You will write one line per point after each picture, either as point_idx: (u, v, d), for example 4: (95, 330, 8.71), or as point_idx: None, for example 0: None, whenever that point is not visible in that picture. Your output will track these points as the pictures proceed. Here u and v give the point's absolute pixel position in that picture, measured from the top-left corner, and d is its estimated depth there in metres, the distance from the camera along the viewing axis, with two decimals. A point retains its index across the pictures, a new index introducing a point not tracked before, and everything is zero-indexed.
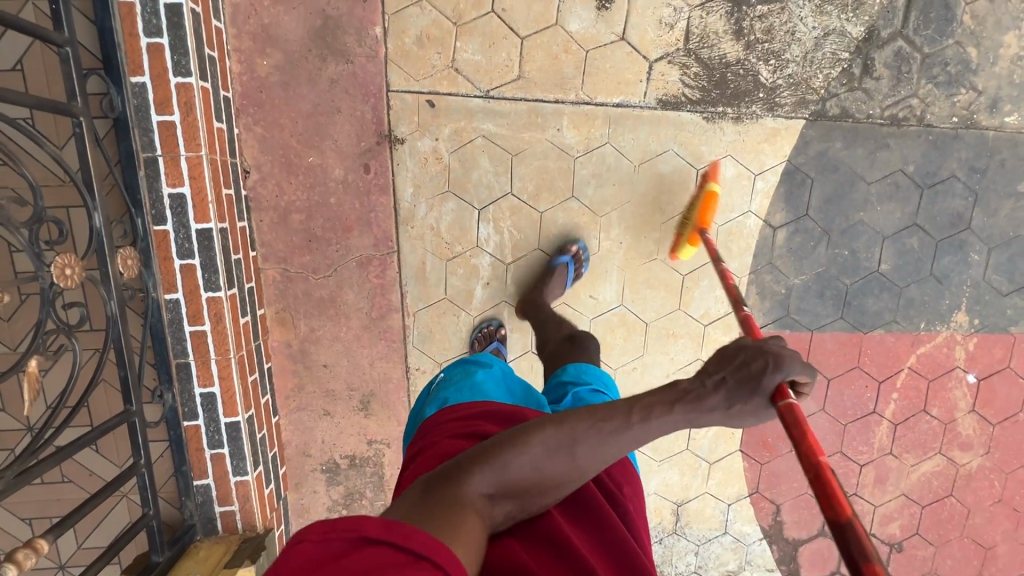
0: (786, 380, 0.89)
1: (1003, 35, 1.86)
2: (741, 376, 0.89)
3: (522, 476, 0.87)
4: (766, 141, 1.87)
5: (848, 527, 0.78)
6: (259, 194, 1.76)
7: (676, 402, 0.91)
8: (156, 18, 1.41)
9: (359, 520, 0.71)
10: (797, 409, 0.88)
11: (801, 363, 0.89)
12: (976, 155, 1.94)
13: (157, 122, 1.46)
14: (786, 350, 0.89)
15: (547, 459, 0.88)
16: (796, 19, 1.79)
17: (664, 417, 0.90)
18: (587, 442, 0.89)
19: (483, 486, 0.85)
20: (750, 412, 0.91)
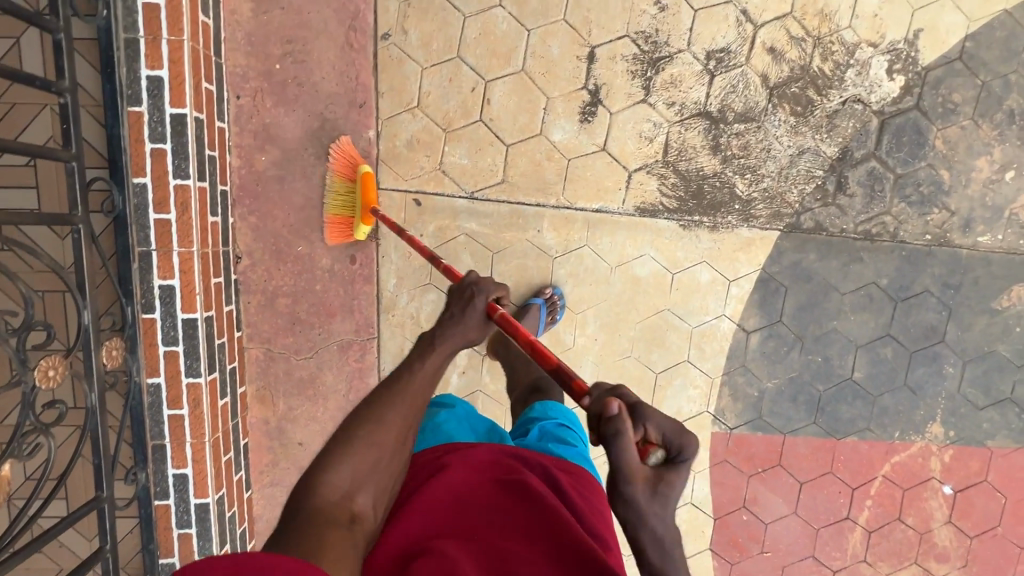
0: (490, 297, 1.08)
1: (975, 159, 1.92)
2: (460, 305, 1.07)
3: (363, 461, 0.90)
4: (741, 249, 1.93)
5: (557, 366, 0.94)
6: (248, 278, 1.84)
7: (425, 347, 1.01)
8: (162, 125, 1.52)
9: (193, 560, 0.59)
10: (505, 315, 1.06)
11: (494, 281, 1.10)
12: (949, 271, 1.98)
13: (154, 220, 1.55)
14: (478, 278, 1.09)
15: (378, 431, 0.93)
16: (771, 138, 1.87)
17: (428, 365, 1.00)
18: (392, 401, 0.96)
19: (333, 487, 0.87)
20: (472, 327, 1.05)
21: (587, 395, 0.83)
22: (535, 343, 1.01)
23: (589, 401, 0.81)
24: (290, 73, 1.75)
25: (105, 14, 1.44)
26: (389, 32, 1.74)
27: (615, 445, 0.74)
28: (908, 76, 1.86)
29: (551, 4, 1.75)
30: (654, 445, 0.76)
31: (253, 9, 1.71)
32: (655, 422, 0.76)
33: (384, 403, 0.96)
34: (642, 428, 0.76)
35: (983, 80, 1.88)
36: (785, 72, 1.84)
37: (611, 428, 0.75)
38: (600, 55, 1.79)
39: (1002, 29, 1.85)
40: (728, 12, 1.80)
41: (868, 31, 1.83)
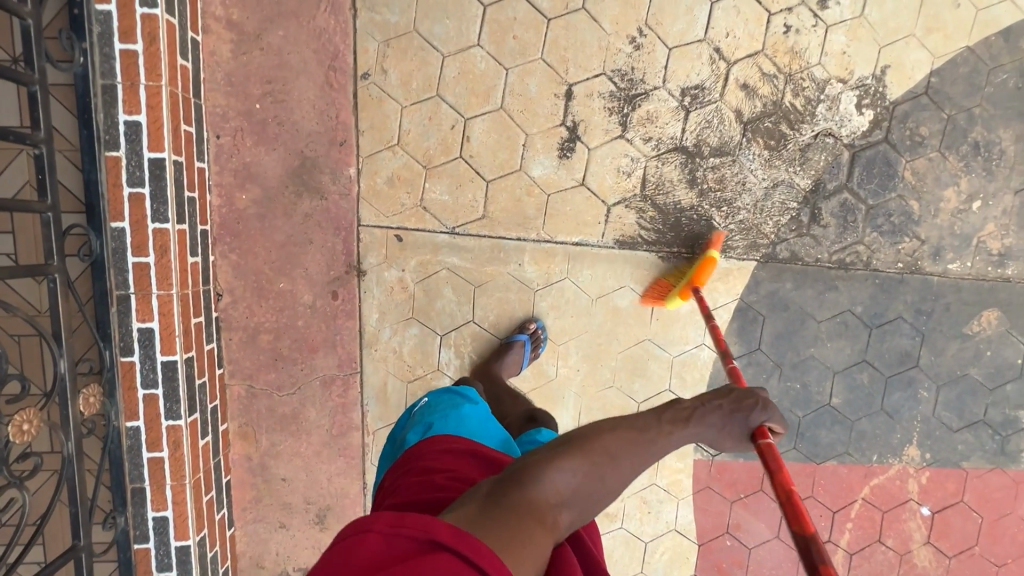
0: (765, 422, 1.11)
1: (944, 190, 1.98)
2: (735, 408, 1.12)
3: (580, 483, 0.96)
4: (719, 279, 1.96)
5: (813, 539, 0.90)
6: (229, 315, 1.84)
7: (680, 419, 1.08)
8: (140, 169, 1.52)
9: (428, 523, 0.78)
10: (774, 447, 1.07)
11: (777, 413, 1.13)
12: (921, 298, 2.03)
13: (132, 263, 1.55)
14: (765, 401, 1.13)
15: (609, 468, 0.98)
16: (746, 171, 1.91)
17: (670, 439, 1.06)
18: (630, 453, 1.01)
19: (551, 492, 0.92)
20: (733, 438, 1.11)
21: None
22: (783, 471, 1.03)
23: None
24: (270, 112, 1.76)
25: (82, 61, 1.45)
26: (369, 71, 1.76)
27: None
28: (877, 111, 1.92)
29: (530, 44, 1.78)
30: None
31: (233, 50, 1.72)
32: None
33: (598, 441, 1.00)
34: None
35: (948, 113, 1.94)
36: (758, 108, 1.88)
37: None
38: (578, 93, 1.82)
39: (965, 65, 1.92)
40: (701, 50, 1.84)
41: (837, 67, 1.89)
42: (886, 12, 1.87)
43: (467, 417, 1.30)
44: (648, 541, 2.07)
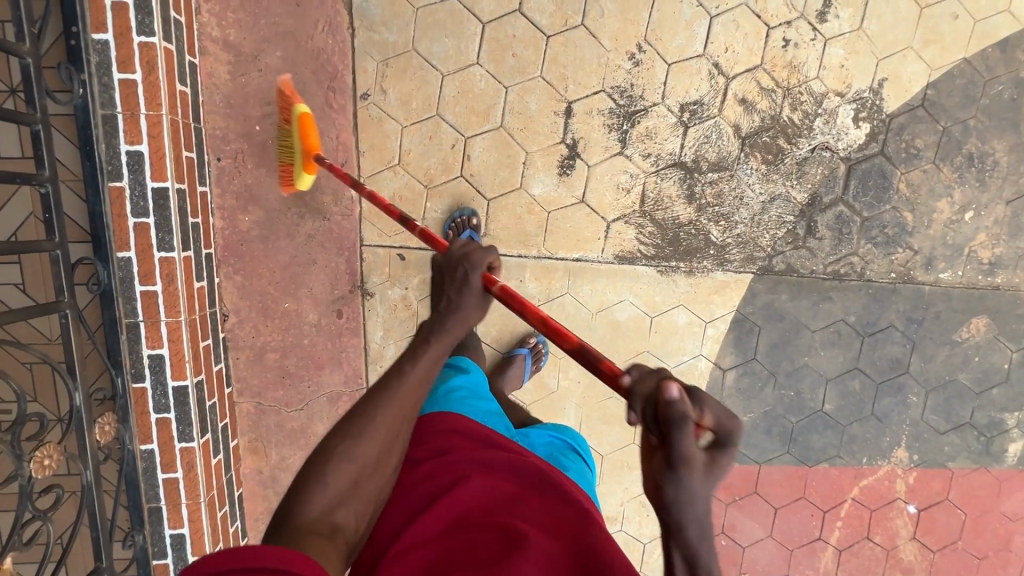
0: (482, 266, 0.91)
1: (937, 201, 2.01)
2: (449, 289, 0.90)
3: (343, 481, 0.84)
4: (716, 292, 2.00)
5: (582, 350, 0.87)
6: (236, 335, 1.87)
7: (415, 347, 0.90)
8: (145, 199, 1.53)
9: (195, 568, 0.64)
10: (507, 288, 0.92)
11: (479, 246, 0.91)
12: (913, 307, 2.08)
13: (140, 292, 1.57)
14: (469, 248, 0.91)
15: (358, 445, 0.86)
16: (744, 186, 1.93)
17: (427, 360, 0.88)
18: (378, 416, 0.87)
19: (315, 506, 0.81)
20: (472, 309, 0.89)
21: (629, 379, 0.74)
22: (527, 305, 0.94)
23: (630, 382, 0.73)
24: (270, 134, 1.76)
25: (81, 92, 1.44)
26: (368, 91, 1.76)
27: (677, 437, 0.64)
28: (874, 124, 1.94)
29: (529, 61, 1.78)
30: (704, 428, 0.68)
31: (231, 71, 1.71)
32: (711, 405, 0.67)
33: (357, 413, 0.88)
34: (698, 413, 0.67)
35: (944, 126, 1.96)
36: (757, 123, 1.89)
37: (673, 414, 0.65)
38: (577, 110, 1.83)
39: (962, 77, 1.93)
40: (701, 65, 1.84)
41: (835, 80, 1.89)
42: (885, 25, 1.87)
43: (459, 389, 1.33)
44: (647, 542, 2.16)
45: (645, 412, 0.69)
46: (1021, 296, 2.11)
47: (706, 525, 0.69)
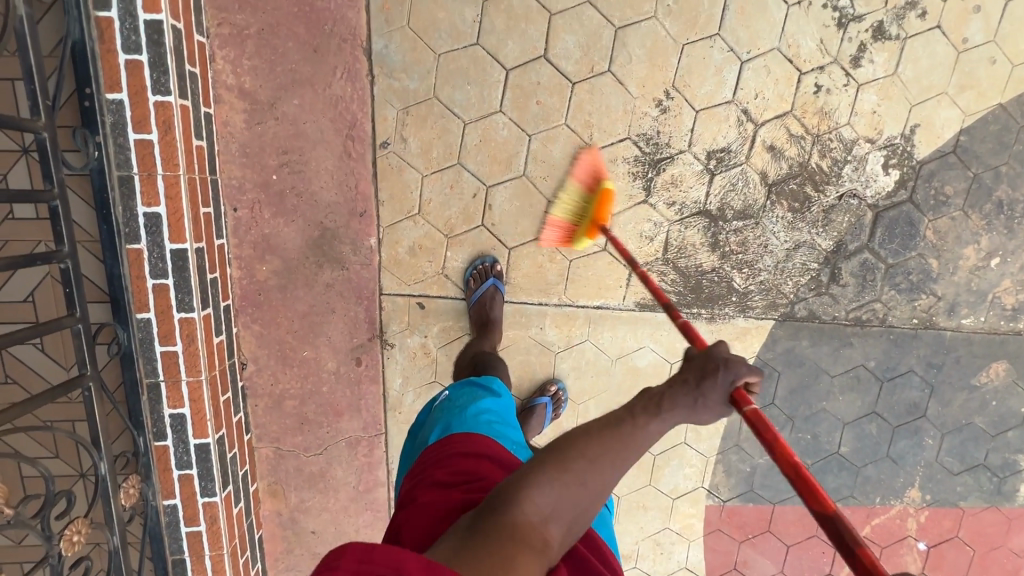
0: (739, 384, 0.89)
1: (963, 248, 1.98)
2: (700, 377, 0.92)
3: (566, 496, 0.89)
4: (736, 338, 1.99)
5: (839, 520, 0.81)
6: (255, 382, 1.86)
7: (652, 409, 0.93)
8: (163, 261, 1.50)
9: (398, 557, 0.69)
10: (761, 415, 0.90)
11: (747, 366, 0.89)
12: (933, 352, 2.07)
13: (160, 352, 1.55)
14: (731, 357, 0.90)
15: (587, 477, 0.90)
16: (769, 234, 1.90)
17: (649, 426, 0.92)
18: (607, 453, 0.91)
19: (533, 512, 0.86)
20: (710, 412, 0.92)
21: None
22: (781, 443, 0.91)
23: None
24: (287, 183, 1.71)
25: (96, 155, 1.40)
26: (388, 140, 1.70)
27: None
28: (904, 170, 1.89)
29: (554, 109, 1.72)
30: None
31: (247, 119, 1.66)
32: None
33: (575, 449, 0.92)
34: None
35: (975, 172, 1.91)
36: (785, 170, 1.85)
37: None
38: (602, 158, 1.78)
39: (996, 123, 1.88)
40: (729, 112, 1.79)
41: (866, 127, 1.84)
42: (921, 69, 1.81)
43: (486, 413, 1.32)
44: None
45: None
46: None
47: None
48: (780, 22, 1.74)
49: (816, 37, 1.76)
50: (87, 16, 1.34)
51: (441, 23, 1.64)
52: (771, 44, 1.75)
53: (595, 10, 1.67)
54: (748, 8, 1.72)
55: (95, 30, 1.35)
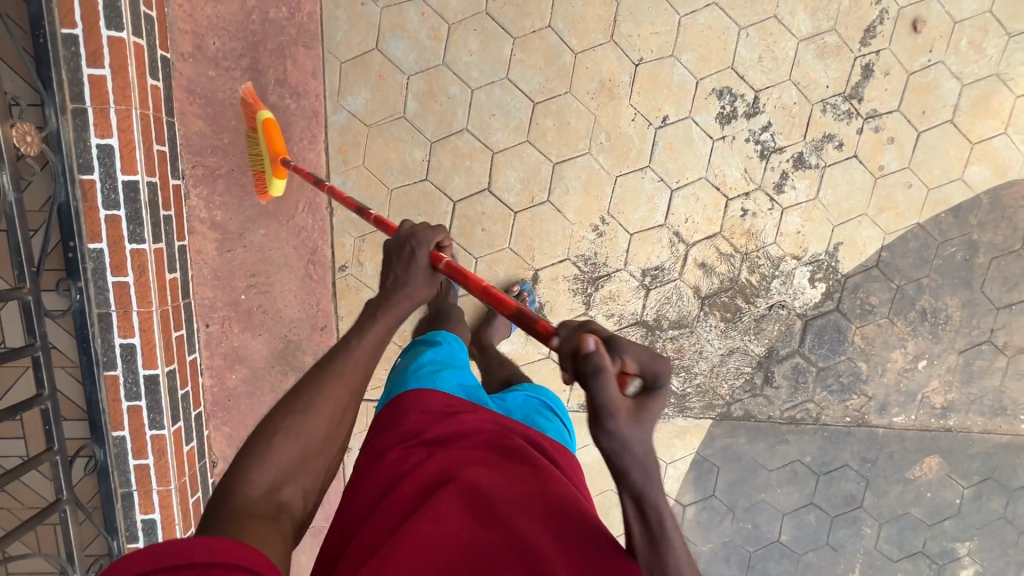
0: (432, 245, 0.95)
1: (891, 351, 2.10)
2: (399, 270, 0.93)
3: (288, 458, 0.80)
4: (677, 436, 2.12)
5: (518, 311, 0.90)
6: (225, 478, 2.00)
7: (362, 324, 0.90)
8: (136, 385, 1.66)
9: (114, 561, 0.58)
10: (451, 262, 0.96)
11: (428, 226, 0.96)
12: (867, 448, 2.18)
13: (133, 465, 1.71)
14: (415, 226, 0.95)
15: (304, 424, 0.82)
16: (703, 341, 2.04)
17: (364, 338, 0.89)
18: (326, 391, 0.85)
19: (258, 483, 0.77)
20: (423, 287, 0.94)
21: (557, 338, 0.75)
22: (466, 273, 0.97)
23: (558, 342, 0.75)
24: (255, 302, 1.88)
25: (78, 297, 1.57)
26: (346, 263, 1.88)
27: (596, 388, 0.68)
28: (829, 284, 2.03)
29: (497, 234, 1.89)
30: (630, 375, 0.70)
31: (218, 247, 1.84)
32: (632, 351, 0.70)
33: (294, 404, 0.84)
34: (620, 362, 0.69)
35: (897, 284, 2.05)
36: (716, 284, 1.99)
37: (589, 366, 0.68)
38: (544, 277, 1.93)
39: (915, 240, 2.01)
40: (662, 234, 1.94)
41: (791, 245, 1.98)
42: (840, 194, 1.96)
43: (429, 363, 1.25)
44: None
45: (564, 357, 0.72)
46: (972, 437, 2.20)
47: (649, 463, 0.71)
48: (705, 155, 1.89)
49: (739, 167, 1.91)
50: (72, 181, 1.52)
51: (393, 162, 1.81)
52: (699, 174, 1.90)
53: (533, 147, 1.83)
54: (675, 143, 1.87)
55: (79, 190, 1.54)
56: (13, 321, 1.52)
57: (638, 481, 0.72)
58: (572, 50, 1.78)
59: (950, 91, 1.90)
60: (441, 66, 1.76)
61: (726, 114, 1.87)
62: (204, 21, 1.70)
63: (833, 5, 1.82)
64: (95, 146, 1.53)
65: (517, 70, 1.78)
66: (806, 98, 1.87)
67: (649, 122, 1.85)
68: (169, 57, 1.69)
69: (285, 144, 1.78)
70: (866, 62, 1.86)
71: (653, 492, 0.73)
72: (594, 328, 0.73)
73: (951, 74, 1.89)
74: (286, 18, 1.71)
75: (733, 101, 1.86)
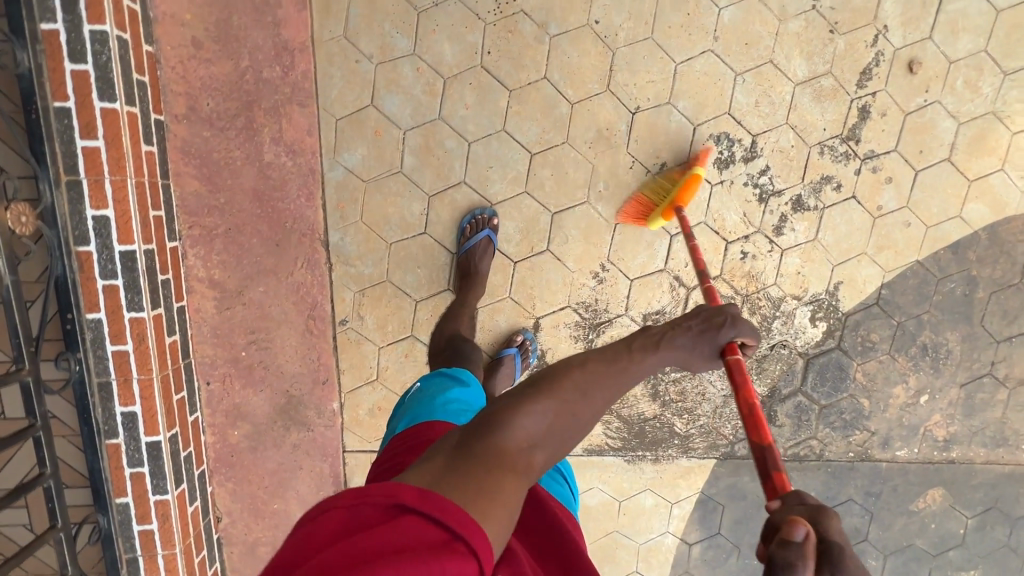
0: (735, 339, 1.09)
1: (892, 387, 2.11)
2: (703, 326, 1.07)
3: (548, 423, 0.88)
4: (681, 476, 2.11)
5: (768, 449, 0.94)
6: (229, 532, 1.99)
7: (650, 345, 1.01)
8: (138, 452, 1.66)
9: (394, 488, 0.73)
10: (742, 363, 1.07)
11: (749, 328, 1.08)
12: (871, 482, 2.19)
13: (137, 530, 1.70)
14: (740, 317, 1.08)
15: (581, 404, 0.91)
16: (706, 382, 2.04)
17: (648, 356, 1.00)
18: (604, 387, 0.93)
19: (521, 437, 0.86)
20: (703, 359, 1.08)
21: (781, 504, 0.80)
22: (746, 386, 1.05)
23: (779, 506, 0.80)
24: (255, 358, 1.87)
25: (78, 368, 1.57)
26: (346, 318, 1.87)
27: None
28: (830, 322, 2.03)
29: (498, 284, 1.89)
30: None
31: (217, 305, 1.82)
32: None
33: (568, 377, 0.93)
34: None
35: (898, 320, 2.05)
36: None
37: (789, 553, 0.69)
38: (545, 324, 1.93)
39: (914, 277, 2.02)
40: (662, 279, 1.93)
41: (792, 286, 1.98)
42: (839, 234, 1.95)
43: (455, 401, 1.29)
44: None
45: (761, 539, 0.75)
46: (975, 468, 2.20)
47: None
48: (704, 200, 1.89)
49: (738, 211, 1.91)
50: (69, 254, 1.51)
51: (391, 216, 1.80)
52: (698, 219, 1.91)
53: (532, 199, 1.83)
54: None
55: (76, 262, 1.53)
56: (13, 396, 1.51)
57: None
58: (568, 100, 1.77)
59: (947, 130, 1.90)
60: (437, 120, 1.75)
61: (724, 159, 1.87)
62: (196, 82, 1.68)
63: (829, 48, 1.81)
64: (90, 217, 1.51)
65: (514, 122, 1.77)
66: (803, 141, 1.87)
67: (647, 169, 1.84)
68: (163, 119, 1.68)
69: (282, 202, 1.77)
70: (863, 104, 1.86)
71: None
72: (829, 517, 0.74)
73: (948, 113, 1.89)
74: (279, 78, 1.70)
75: (731, 145, 1.86)
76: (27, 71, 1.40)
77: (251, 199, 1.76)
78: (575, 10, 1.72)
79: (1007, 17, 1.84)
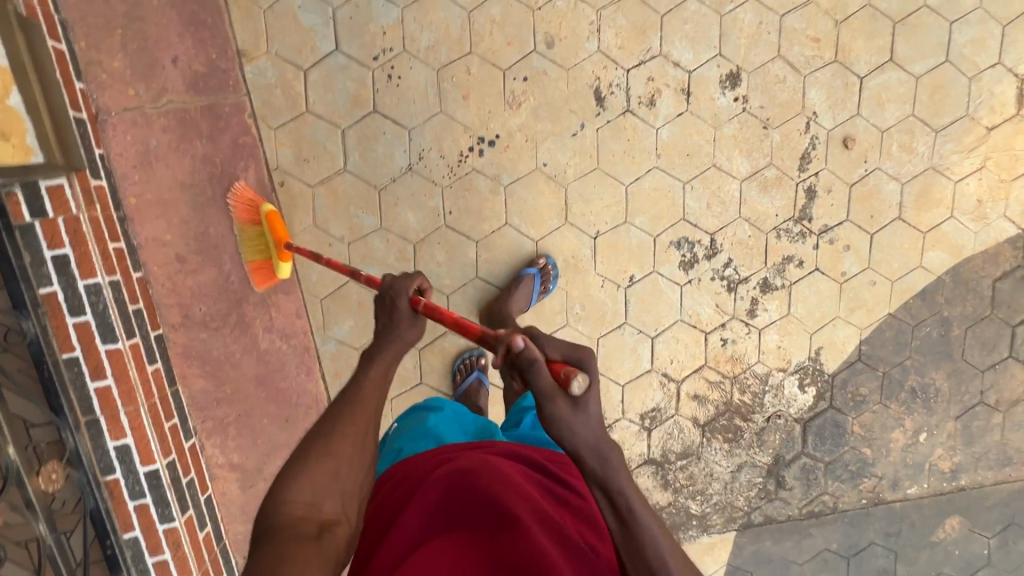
0: (408, 293, 1.11)
1: (891, 432, 2.19)
2: (389, 315, 1.11)
3: (322, 479, 0.96)
4: (706, 553, 2.19)
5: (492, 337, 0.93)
6: None
7: (366, 360, 1.09)
8: None
9: None
10: (428, 302, 1.08)
11: (405, 279, 1.11)
12: (889, 522, 2.26)
13: None
14: (395, 278, 1.12)
15: (332, 452, 0.98)
16: (712, 463, 2.12)
17: (381, 364, 1.08)
18: (347, 421, 1.01)
19: (300, 507, 0.93)
20: (407, 325, 1.11)
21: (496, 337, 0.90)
22: (442, 311, 1.04)
23: (494, 345, 0.89)
24: None
25: None
26: None
27: (528, 375, 0.83)
28: (819, 385, 2.11)
29: (499, 413, 1.99)
30: (574, 373, 0.82)
31: (240, 485, 1.92)
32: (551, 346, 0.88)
33: (323, 437, 1.00)
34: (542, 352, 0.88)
35: (883, 371, 2.13)
36: (712, 411, 2.08)
37: (522, 360, 0.84)
38: None
39: (890, 329, 2.10)
40: (651, 378, 2.03)
41: (775, 359, 2.07)
42: (810, 305, 2.05)
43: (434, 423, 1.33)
44: None
45: (508, 366, 0.86)
46: (986, 490, 2.27)
47: (602, 452, 0.85)
48: (676, 300, 1.98)
49: (711, 304, 2.00)
50: (98, 486, 1.60)
51: None
52: (674, 317, 1.99)
53: None
54: (646, 297, 1.96)
55: (106, 490, 1.61)
56: None
57: (599, 469, 0.85)
58: (532, 239, 1.88)
59: (892, 192, 2.00)
60: None
61: (688, 260, 1.96)
62: (187, 292, 1.80)
63: (766, 143, 1.92)
64: (112, 449, 1.61)
65: (484, 268, 1.88)
66: (759, 230, 1.97)
67: (618, 284, 1.94)
68: (162, 332, 1.80)
69: (284, 382, 1.89)
70: (808, 185, 1.96)
71: (616, 479, 0.85)
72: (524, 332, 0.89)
73: (890, 177, 1.99)
74: None
75: (692, 247, 1.96)
76: (35, 336, 1.51)
77: (255, 385, 1.87)
78: (523, 158, 1.83)
79: (928, 80, 1.94)
